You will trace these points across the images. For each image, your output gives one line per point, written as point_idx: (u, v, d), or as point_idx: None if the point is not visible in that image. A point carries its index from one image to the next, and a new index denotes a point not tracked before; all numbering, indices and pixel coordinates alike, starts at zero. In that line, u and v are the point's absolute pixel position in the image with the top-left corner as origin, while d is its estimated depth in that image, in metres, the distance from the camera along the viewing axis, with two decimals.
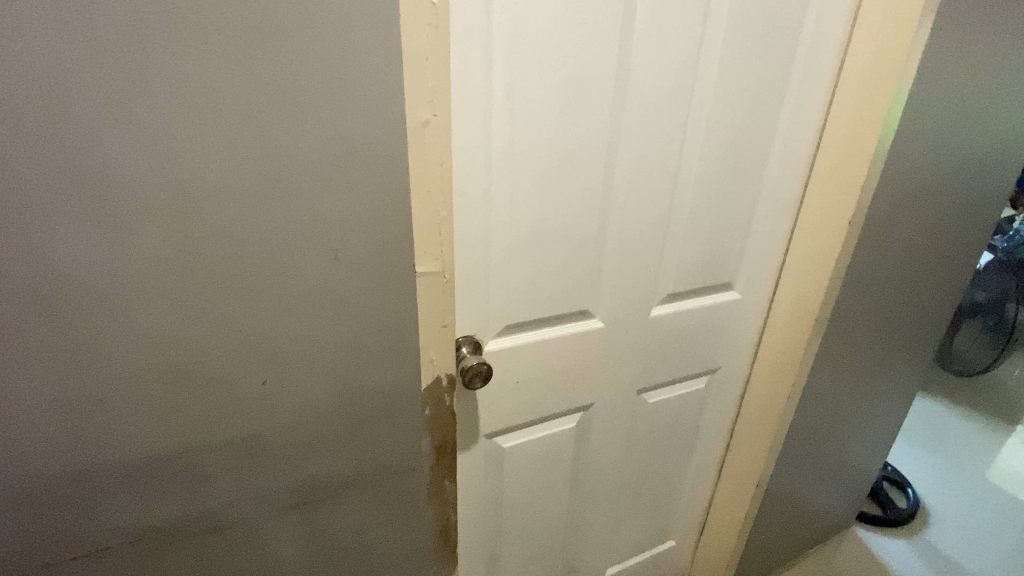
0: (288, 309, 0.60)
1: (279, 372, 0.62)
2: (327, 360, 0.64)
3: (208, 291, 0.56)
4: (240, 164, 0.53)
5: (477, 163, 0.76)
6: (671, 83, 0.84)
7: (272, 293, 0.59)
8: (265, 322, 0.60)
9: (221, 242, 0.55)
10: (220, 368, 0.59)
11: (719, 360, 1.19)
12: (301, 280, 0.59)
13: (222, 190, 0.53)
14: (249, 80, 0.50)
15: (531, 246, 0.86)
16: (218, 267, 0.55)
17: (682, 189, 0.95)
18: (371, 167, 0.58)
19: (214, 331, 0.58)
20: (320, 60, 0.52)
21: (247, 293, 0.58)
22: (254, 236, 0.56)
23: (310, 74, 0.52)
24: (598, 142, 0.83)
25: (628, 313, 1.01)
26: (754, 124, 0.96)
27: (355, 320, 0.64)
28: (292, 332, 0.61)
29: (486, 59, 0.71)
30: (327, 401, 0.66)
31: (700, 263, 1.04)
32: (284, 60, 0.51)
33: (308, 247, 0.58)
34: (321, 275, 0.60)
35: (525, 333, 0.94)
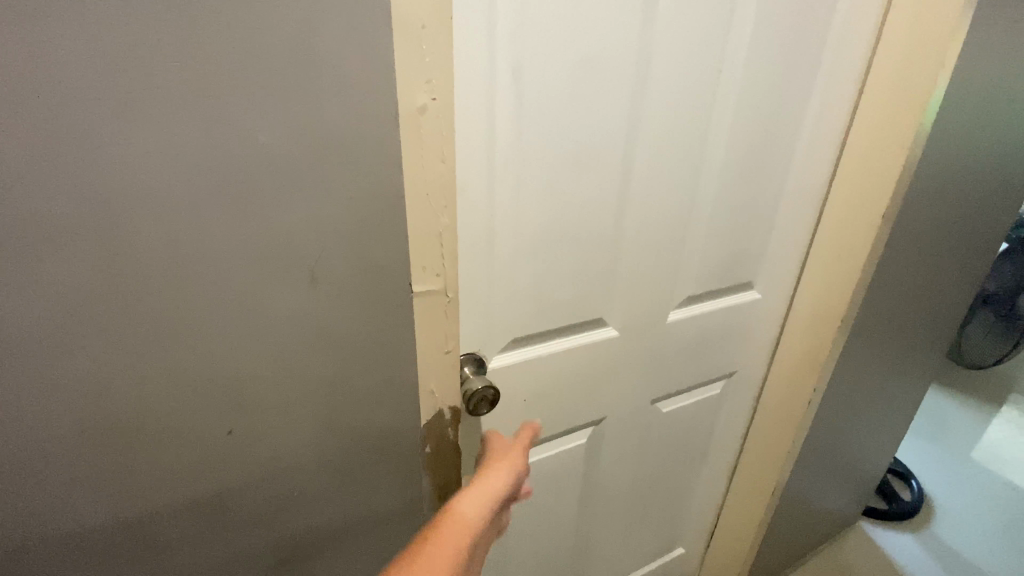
0: (257, 344, 0.49)
1: (250, 419, 0.51)
2: (308, 401, 0.53)
3: (153, 328, 0.44)
4: (188, 166, 0.41)
5: (480, 157, 0.65)
6: (696, 66, 0.74)
7: (236, 327, 0.47)
8: (229, 362, 0.48)
9: (168, 266, 0.43)
10: (175, 420, 0.48)
11: (736, 364, 1.11)
12: (273, 308, 0.48)
13: (166, 200, 0.41)
14: (199, 57, 0.39)
15: (539, 254, 0.75)
16: (166, 297, 0.44)
17: (706, 183, 0.85)
18: (357, 166, 0.47)
19: (165, 377, 0.46)
20: (290, 31, 0.41)
21: (205, 327, 0.46)
22: (210, 257, 0.44)
23: (278, 51, 0.41)
24: (614, 134, 0.72)
25: (643, 319, 0.92)
26: (782, 111, 0.85)
27: (340, 352, 0.53)
28: (263, 371, 0.50)
29: (490, 32, 0.59)
30: (310, 448, 0.56)
31: (720, 263, 0.95)
32: (243, 31, 0.39)
33: (278, 267, 0.47)
34: (295, 301, 0.49)
35: (533, 346, 0.84)
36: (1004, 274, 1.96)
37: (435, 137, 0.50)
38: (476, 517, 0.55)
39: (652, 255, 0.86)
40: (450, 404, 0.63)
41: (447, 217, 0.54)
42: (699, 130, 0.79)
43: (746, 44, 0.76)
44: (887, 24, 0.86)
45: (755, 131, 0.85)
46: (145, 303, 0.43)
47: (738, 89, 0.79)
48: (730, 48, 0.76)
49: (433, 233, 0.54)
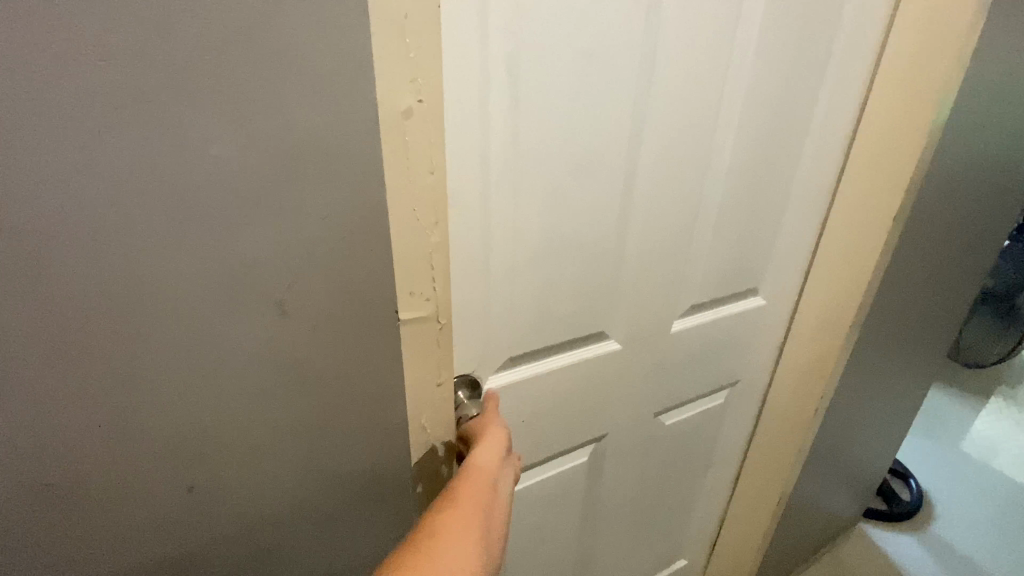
0: (220, 389, 0.43)
1: (213, 472, 0.45)
2: (282, 448, 0.47)
3: (93, 377, 0.38)
4: (129, 185, 0.35)
5: (474, 163, 0.59)
6: (704, 63, 0.68)
7: (193, 370, 0.41)
8: (185, 412, 0.42)
9: (109, 304, 0.37)
10: (124, 480, 0.41)
11: (740, 372, 1.07)
12: (239, 345, 0.42)
13: (103, 228, 0.35)
14: (137, 55, 0.33)
15: (537, 268, 0.70)
16: (108, 340, 0.37)
17: (712, 187, 0.80)
18: (333, 179, 0.41)
19: (109, 432, 0.40)
20: (247, 23, 0.35)
21: (156, 373, 0.40)
22: (161, 292, 0.38)
23: (235, 47, 0.35)
24: (617, 136, 0.67)
25: (647, 331, 0.87)
26: (791, 111, 0.80)
27: (317, 389, 0.47)
28: (229, 417, 0.44)
29: (483, 23, 0.53)
30: (285, 498, 0.49)
31: (726, 269, 0.90)
32: (190, 22, 0.33)
33: (243, 299, 0.41)
34: (264, 335, 0.43)
35: (532, 364, 0.78)
36: (1005, 274, 1.95)
37: (422, 145, 0.44)
38: (491, 473, 0.54)
39: (656, 264, 0.81)
40: (443, 438, 0.58)
41: (437, 234, 0.48)
42: (706, 131, 0.74)
43: (755, 39, 0.71)
44: (898, 17, 0.81)
45: (763, 131, 0.80)
46: (82, 349, 0.37)
47: (745, 87, 0.74)
48: (738, 44, 0.70)
49: (421, 254, 0.48)
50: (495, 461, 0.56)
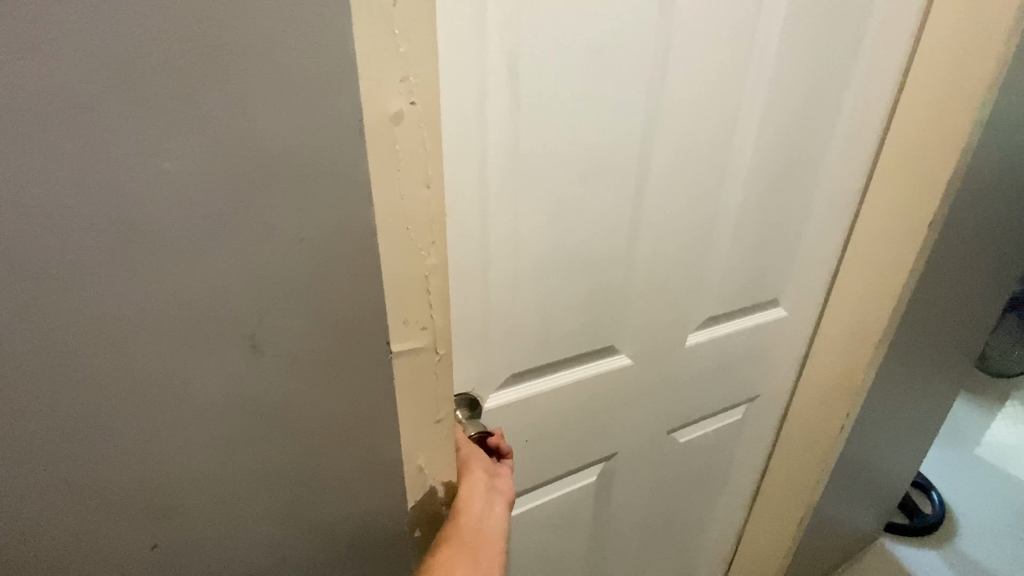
0: (185, 437, 0.38)
1: (179, 529, 0.41)
2: (257, 500, 0.43)
3: (38, 430, 0.33)
4: (69, 214, 0.30)
5: (471, 170, 0.54)
6: (721, 61, 0.63)
7: (154, 419, 0.37)
8: (148, 464, 0.38)
9: (51, 350, 0.32)
10: (77, 542, 0.37)
11: (759, 386, 1.01)
12: (205, 387, 0.38)
13: (42, 264, 0.31)
14: (75, 63, 0.28)
15: (541, 281, 0.65)
16: (50, 390, 0.33)
17: (730, 195, 0.74)
18: (309, 199, 0.37)
19: (59, 490, 0.35)
20: (204, 25, 0.30)
21: (109, 424, 0.35)
22: (114, 333, 0.34)
23: (192, 55, 0.30)
24: (627, 141, 0.62)
25: (660, 345, 0.82)
26: (815, 112, 0.75)
27: (294, 434, 0.42)
28: (195, 469, 0.39)
29: (480, 16, 0.48)
30: (263, 551, 0.45)
31: (744, 279, 0.84)
32: (135, 24, 0.29)
33: (208, 338, 0.37)
34: (232, 378, 0.38)
35: (536, 381, 0.73)
36: None
37: (415, 154, 0.37)
38: (478, 520, 0.52)
39: (669, 276, 0.76)
40: (442, 484, 0.51)
41: (434, 254, 0.41)
42: (723, 135, 0.69)
43: (777, 37, 0.66)
44: (932, 11, 0.75)
45: (786, 136, 0.74)
46: (22, 399, 0.32)
47: (766, 88, 0.68)
48: (760, 42, 0.65)
49: (416, 276, 0.41)
50: (481, 505, 0.53)
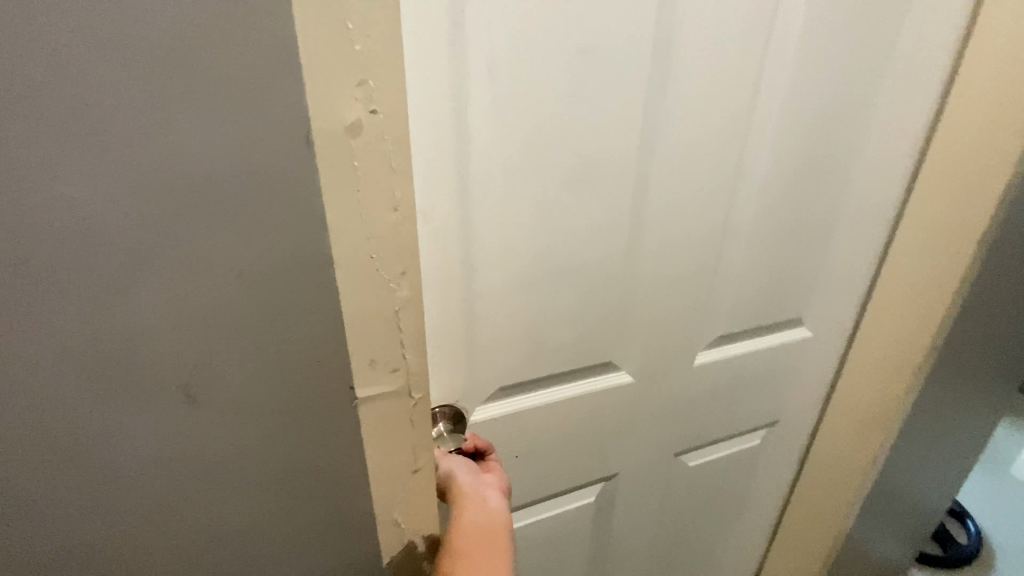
0: (120, 481, 0.37)
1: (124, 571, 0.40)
2: (206, 542, 0.42)
3: None
4: None
5: (449, 179, 0.52)
6: (727, 63, 0.58)
7: (83, 464, 0.35)
8: (85, 509, 0.37)
9: None
10: None
11: (778, 411, 0.95)
12: (137, 432, 0.36)
13: None
14: None
15: (529, 294, 0.62)
16: None
17: (743, 207, 0.69)
18: (243, 230, 0.33)
19: None
20: (115, 40, 0.27)
21: (39, 472, 0.34)
22: (31, 379, 0.32)
23: (93, 80, 0.27)
24: (623, 149, 0.58)
25: (664, 362, 0.78)
26: (842, 119, 0.68)
27: (242, 477, 0.41)
28: (136, 514, 0.38)
29: (452, 21, 0.46)
30: None
31: (761, 297, 0.78)
32: (38, 41, 0.26)
33: (139, 382, 0.35)
34: (169, 423, 0.37)
35: (527, 396, 0.71)
36: None
37: (379, 170, 0.34)
38: (476, 524, 0.52)
39: (674, 292, 0.72)
40: (420, 526, 0.50)
41: (405, 287, 0.38)
42: (735, 142, 0.64)
43: (796, 36, 0.60)
44: (983, 6, 0.66)
45: (809, 143, 0.68)
46: None
47: (783, 91, 0.63)
48: (775, 41, 0.60)
49: (384, 313, 0.39)
50: (476, 511, 0.54)
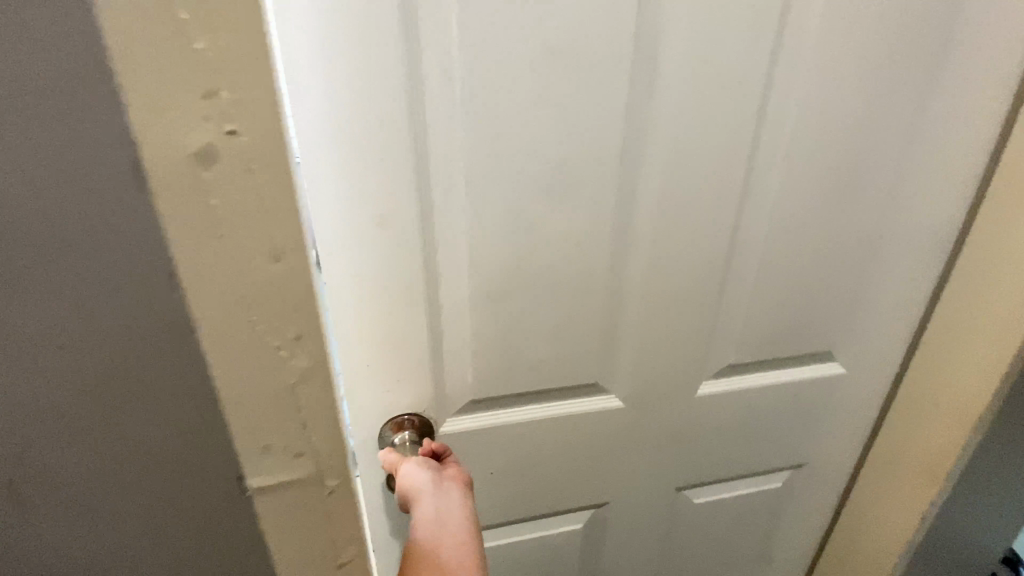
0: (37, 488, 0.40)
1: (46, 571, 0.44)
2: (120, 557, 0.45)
3: None
4: None
5: (407, 190, 0.51)
6: (728, 71, 0.52)
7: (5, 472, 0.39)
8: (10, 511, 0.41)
9: None
10: None
11: (804, 453, 0.84)
12: (56, 452, 0.39)
13: None
14: None
15: (499, 306, 0.59)
16: None
17: (750, 225, 0.62)
18: (137, 279, 0.35)
19: None
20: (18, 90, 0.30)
21: None
22: None
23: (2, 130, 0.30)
24: (603, 162, 0.53)
25: (660, 389, 0.71)
26: (876, 132, 0.59)
27: (151, 505, 0.43)
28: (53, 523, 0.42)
29: (407, 32, 0.45)
30: None
31: (777, 326, 0.70)
32: None
33: (55, 410, 0.38)
34: (81, 449, 0.40)
35: (505, 412, 0.68)
36: None
37: (248, 201, 0.34)
38: (433, 518, 0.53)
39: (672, 316, 0.66)
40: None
41: (301, 355, 0.39)
42: (737, 153, 0.57)
43: (813, 31, 0.52)
44: None
45: (831, 153, 0.59)
46: None
47: (795, 94, 0.55)
48: (785, 39, 0.52)
49: (284, 383, 0.40)
50: (432, 506, 0.54)
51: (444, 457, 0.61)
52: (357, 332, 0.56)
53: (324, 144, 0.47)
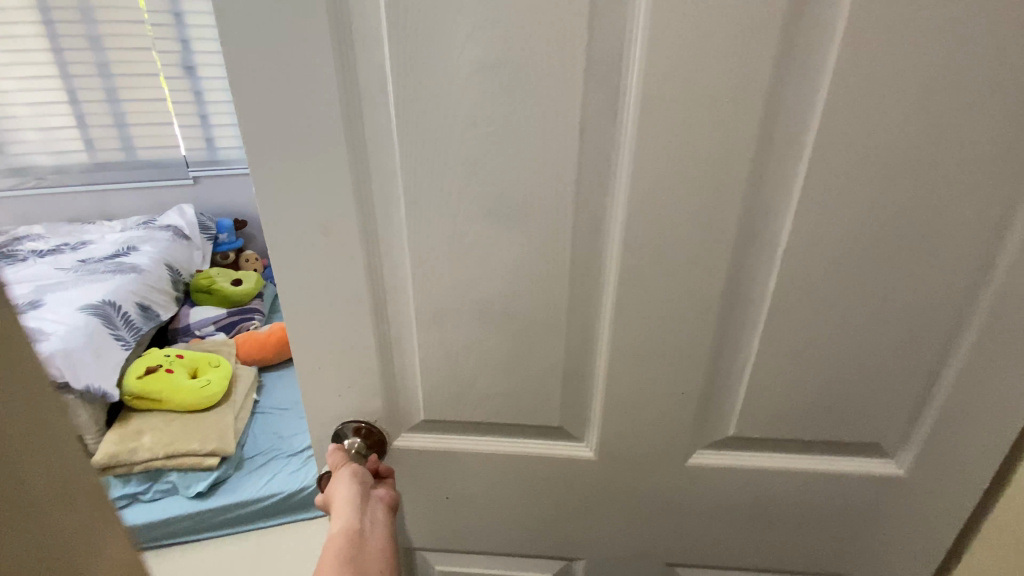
0: None
1: None
2: None
3: None
4: None
5: (347, 206, 0.50)
6: (714, 95, 0.42)
7: None
8: None
9: None
10: None
11: (842, 563, 0.67)
12: None
13: None
14: None
15: (449, 332, 0.56)
16: None
17: (755, 274, 0.50)
18: None
19: None
20: None
21: None
22: None
23: None
24: (555, 190, 0.47)
25: (641, 449, 0.62)
26: (943, 173, 0.44)
27: None
28: None
29: (341, 53, 0.44)
30: None
31: (798, 403, 0.57)
32: None
33: None
34: None
35: (460, 441, 0.65)
36: None
37: None
38: (353, 533, 0.53)
39: (651, 372, 0.56)
40: None
41: None
42: (735, 185, 0.46)
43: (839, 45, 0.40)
44: None
45: (878, 194, 0.45)
46: None
47: (821, 113, 0.43)
48: (804, 44, 0.41)
49: None
50: (356, 520, 0.54)
51: (383, 477, 0.62)
52: (310, 336, 0.58)
53: (268, 154, 0.48)
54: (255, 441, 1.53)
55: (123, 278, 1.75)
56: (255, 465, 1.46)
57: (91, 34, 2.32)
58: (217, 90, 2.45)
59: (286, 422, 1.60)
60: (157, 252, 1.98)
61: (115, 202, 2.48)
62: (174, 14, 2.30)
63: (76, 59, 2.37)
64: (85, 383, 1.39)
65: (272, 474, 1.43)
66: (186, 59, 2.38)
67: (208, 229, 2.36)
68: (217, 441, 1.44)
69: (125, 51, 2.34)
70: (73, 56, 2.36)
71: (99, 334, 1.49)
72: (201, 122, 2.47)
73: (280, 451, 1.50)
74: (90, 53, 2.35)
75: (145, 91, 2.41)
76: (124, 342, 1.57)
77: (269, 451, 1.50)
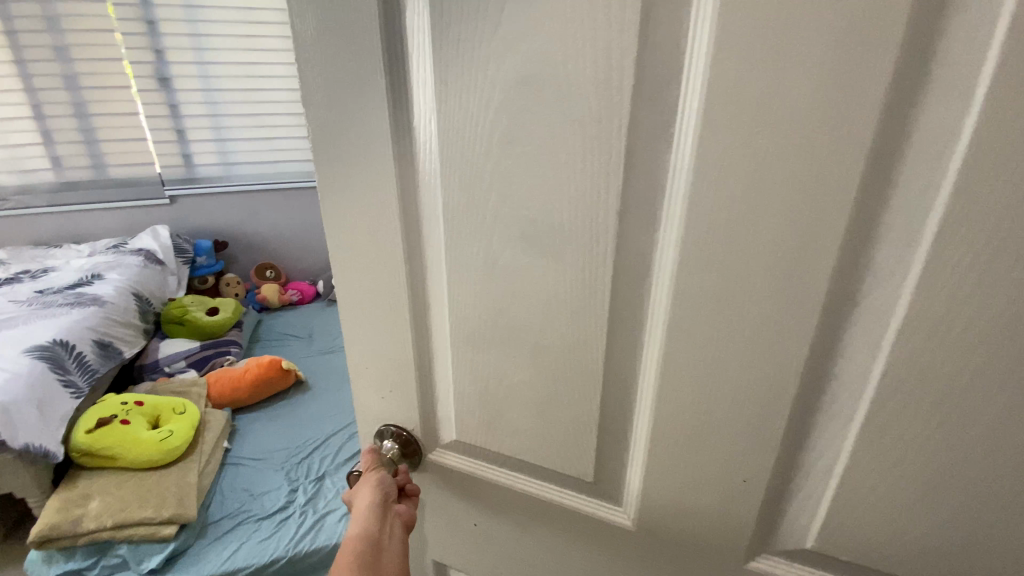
0: None
1: None
2: None
3: None
4: None
5: (393, 218, 0.50)
6: (803, 123, 0.33)
7: None
8: None
9: None
10: None
11: None
12: None
13: None
14: None
15: (481, 358, 0.53)
16: None
17: (855, 352, 0.38)
18: None
19: None
20: None
21: None
22: None
23: None
24: (593, 225, 0.42)
25: (689, 531, 0.52)
26: None
27: None
28: None
29: (392, 74, 0.45)
30: None
31: (916, 532, 0.41)
32: None
33: None
34: None
35: (489, 469, 0.61)
36: None
37: None
38: (370, 542, 0.52)
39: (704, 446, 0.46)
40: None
41: None
42: (831, 237, 0.35)
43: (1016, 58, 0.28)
44: None
45: None
46: None
47: (976, 150, 0.30)
48: (952, 53, 0.29)
49: None
50: (374, 531, 0.54)
51: (408, 496, 0.62)
52: (359, 338, 0.60)
53: (331, 167, 0.51)
54: (221, 503, 1.47)
55: (78, 312, 1.78)
56: (221, 530, 1.39)
57: (58, 44, 2.36)
58: (190, 103, 2.57)
59: (258, 480, 1.56)
60: (122, 280, 2.08)
61: (86, 222, 2.58)
62: (149, 23, 2.39)
63: (42, 72, 2.40)
64: (22, 441, 1.37)
65: (239, 541, 1.35)
66: (161, 72, 2.49)
67: (186, 253, 2.52)
68: (172, 506, 1.37)
69: (100, 64, 2.41)
70: (37, 70, 2.39)
71: (46, 381, 1.49)
72: (175, 133, 2.59)
73: (250, 514, 1.43)
74: (58, 66, 2.39)
75: (119, 104, 2.50)
76: (75, 389, 1.57)
77: (240, 513, 1.44)
